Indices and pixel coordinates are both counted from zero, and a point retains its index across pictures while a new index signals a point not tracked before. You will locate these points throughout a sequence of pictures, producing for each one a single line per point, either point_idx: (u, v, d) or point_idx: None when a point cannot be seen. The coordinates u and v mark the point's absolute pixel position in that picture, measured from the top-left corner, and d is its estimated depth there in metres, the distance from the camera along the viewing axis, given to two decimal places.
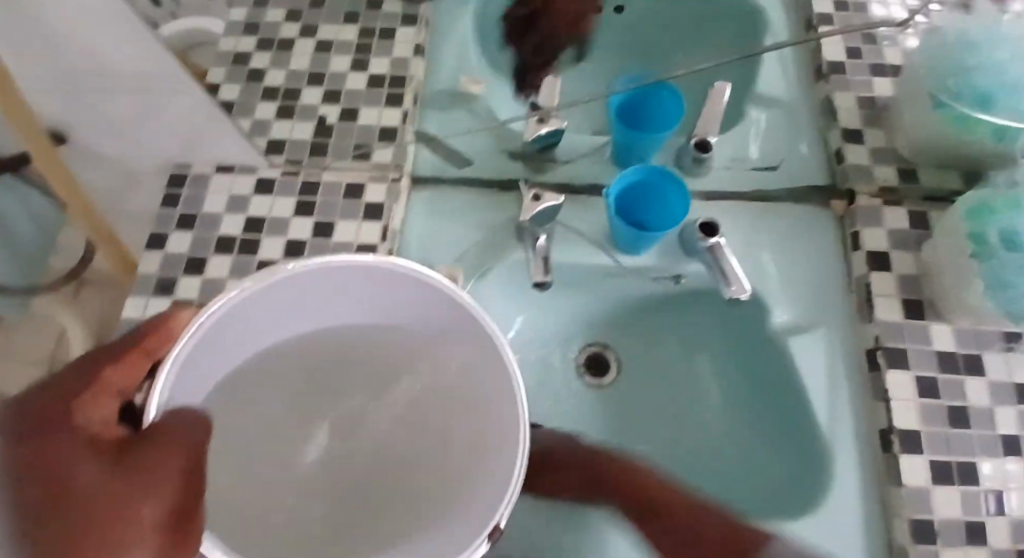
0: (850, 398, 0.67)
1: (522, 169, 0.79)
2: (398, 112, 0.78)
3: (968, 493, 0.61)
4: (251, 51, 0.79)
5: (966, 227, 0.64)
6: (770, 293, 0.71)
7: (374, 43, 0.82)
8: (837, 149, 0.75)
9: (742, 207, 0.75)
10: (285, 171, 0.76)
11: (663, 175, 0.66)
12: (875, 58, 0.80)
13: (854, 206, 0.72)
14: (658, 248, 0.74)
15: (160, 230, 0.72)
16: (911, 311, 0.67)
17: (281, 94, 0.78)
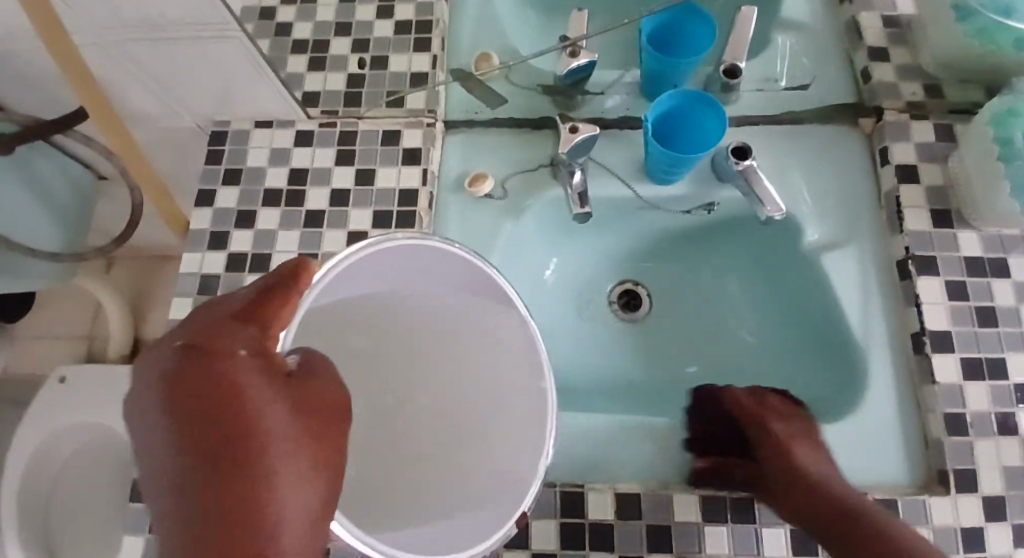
0: (884, 307, 0.70)
1: (552, 106, 0.81)
2: (427, 57, 0.79)
3: (996, 387, 0.65)
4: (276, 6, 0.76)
5: (993, 133, 0.66)
6: (802, 213, 0.74)
7: None
8: (863, 68, 0.77)
9: (770, 131, 0.77)
10: (321, 122, 0.78)
11: (700, 100, 0.68)
12: None
13: (883, 123, 0.74)
14: (690, 176, 0.76)
15: (208, 186, 0.75)
16: (940, 221, 0.70)
17: (310, 47, 0.79)
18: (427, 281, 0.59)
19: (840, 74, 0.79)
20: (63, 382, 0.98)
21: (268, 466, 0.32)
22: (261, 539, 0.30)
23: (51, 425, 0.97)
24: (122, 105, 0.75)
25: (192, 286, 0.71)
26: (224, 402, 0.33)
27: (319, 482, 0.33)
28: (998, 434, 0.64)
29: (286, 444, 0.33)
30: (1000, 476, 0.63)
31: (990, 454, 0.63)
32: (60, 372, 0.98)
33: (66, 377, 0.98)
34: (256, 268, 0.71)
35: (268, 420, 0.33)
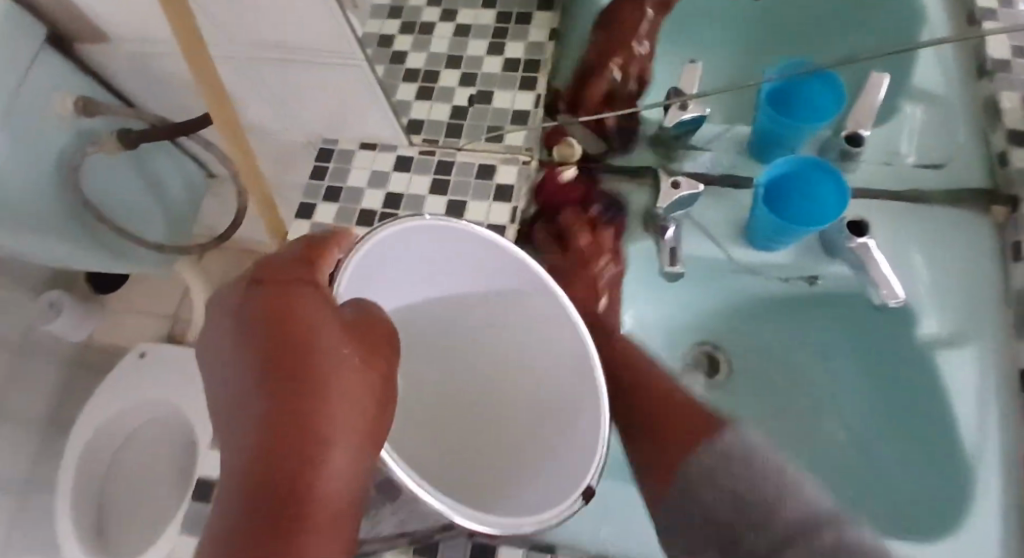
0: (1005, 417, 0.63)
1: (653, 158, 0.78)
2: (531, 96, 0.81)
3: None
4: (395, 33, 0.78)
5: None
6: (919, 300, 0.67)
7: (511, 27, 0.85)
8: (1000, 151, 0.71)
9: (892, 206, 0.71)
10: (421, 150, 0.78)
11: (816, 167, 0.64)
12: None
13: (1021, 213, 0.67)
14: (796, 246, 0.71)
15: (309, 201, 0.76)
16: None
17: (422, 76, 0.80)
18: (464, 275, 0.58)
19: (974, 155, 0.73)
20: (142, 357, 1.03)
21: (322, 368, 0.34)
22: (316, 427, 0.32)
23: (130, 401, 1.01)
24: (241, 114, 0.78)
25: None
26: (285, 400, 0.33)
27: (359, 401, 0.35)
28: None
29: (340, 431, 0.33)
30: None
31: None
32: (141, 348, 1.04)
33: (146, 353, 1.04)
34: None
35: (321, 333, 0.36)
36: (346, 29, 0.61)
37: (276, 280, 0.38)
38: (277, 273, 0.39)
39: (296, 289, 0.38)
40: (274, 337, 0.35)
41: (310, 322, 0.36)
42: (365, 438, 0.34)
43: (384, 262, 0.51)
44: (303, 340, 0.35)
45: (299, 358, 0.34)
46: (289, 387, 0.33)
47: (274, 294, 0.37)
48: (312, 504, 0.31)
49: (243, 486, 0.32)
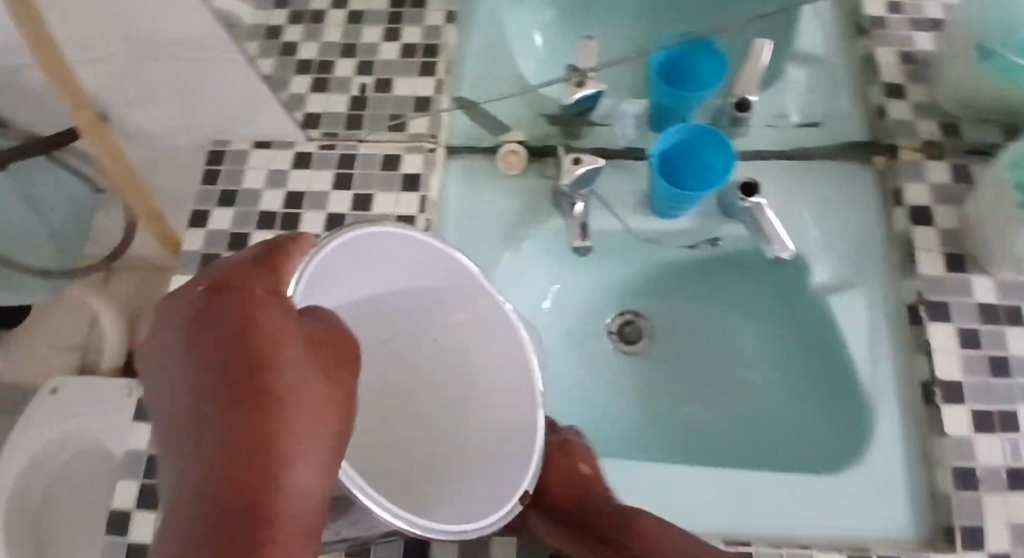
0: (892, 350, 0.68)
1: (558, 135, 0.79)
2: (432, 81, 0.78)
3: (1010, 440, 0.62)
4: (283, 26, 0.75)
5: (1014, 176, 0.62)
6: (810, 250, 0.72)
7: (405, 11, 0.82)
8: (879, 104, 0.74)
9: (781, 166, 0.75)
10: (321, 143, 0.76)
11: (707, 135, 0.66)
12: (918, 13, 0.78)
13: (897, 161, 0.71)
14: (697, 212, 0.74)
15: (203, 208, 0.74)
16: (953, 265, 0.68)
17: (315, 68, 0.78)
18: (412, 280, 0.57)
19: (852, 109, 0.76)
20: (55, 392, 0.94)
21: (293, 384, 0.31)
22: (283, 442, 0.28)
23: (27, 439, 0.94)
24: (121, 123, 0.74)
25: None
26: (253, 412, 0.29)
27: (331, 421, 0.32)
28: (1009, 490, 0.61)
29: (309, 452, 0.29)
30: (1009, 534, 0.59)
31: (999, 510, 0.60)
32: (53, 384, 0.94)
33: (59, 387, 0.93)
34: None
35: (287, 346, 0.32)
36: (212, 23, 0.59)
37: (237, 284, 0.34)
38: (236, 277, 0.35)
39: (259, 297, 0.34)
40: (231, 348, 0.31)
41: (276, 335, 0.32)
42: (330, 462, 0.31)
43: (343, 262, 0.48)
44: (273, 352, 0.31)
45: (257, 371, 0.30)
46: (251, 404, 0.29)
47: (237, 300, 0.33)
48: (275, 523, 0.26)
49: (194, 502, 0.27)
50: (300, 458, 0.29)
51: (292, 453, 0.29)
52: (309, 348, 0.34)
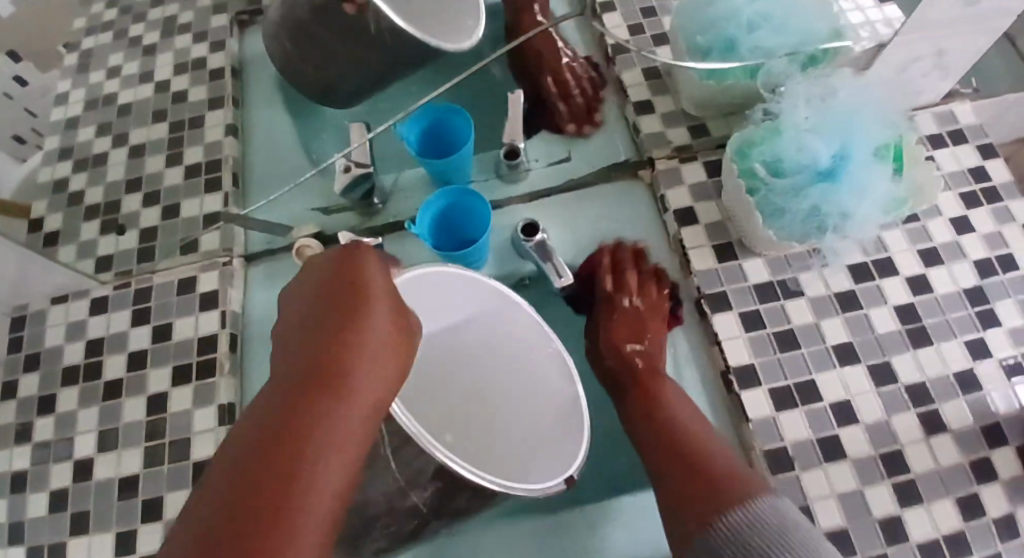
0: (690, 348, 0.72)
1: (347, 220, 0.81)
2: (219, 196, 0.81)
3: (812, 411, 0.67)
4: (83, 187, 0.84)
5: (738, 166, 0.66)
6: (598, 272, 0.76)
7: (185, 134, 0.86)
8: (633, 122, 0.79)
9: (559, 200, 0.79)
10: (116, 284, 0.77)
11: (467, 195, 0.71)
12: (656, 28, 0.84)
13: (655, 171, 0.77)
14: (494, 258, 0.78)
15: (9, 377, 0.74)
16: (724, 255, 0.72)
17: (103, 210, 0.82)
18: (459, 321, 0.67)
19: (616, 131, 0.81)
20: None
21: (338, 390, 0.39)
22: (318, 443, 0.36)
23: None
24: None
25: (2, 487, 0.69)
26: (306, 409, 0.38)
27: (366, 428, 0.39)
28: (825, 461, 0.65)
29: (347, 444, 0.38)
30: (836, 506, 0.63)
31: (822, 486, 0.64)
32: None
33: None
34: (60, 456, 0.70)
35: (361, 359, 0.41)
36: None
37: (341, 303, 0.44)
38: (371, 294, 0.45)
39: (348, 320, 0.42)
40: (319, 359, 0.40)
41: (352, 349, 0.41)
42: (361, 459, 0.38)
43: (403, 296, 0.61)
44: (338, 352, 0.41)
45: (328, 383, 0.39)
46: (312, 414, 0.37)
47: (343, 327, 0.42)
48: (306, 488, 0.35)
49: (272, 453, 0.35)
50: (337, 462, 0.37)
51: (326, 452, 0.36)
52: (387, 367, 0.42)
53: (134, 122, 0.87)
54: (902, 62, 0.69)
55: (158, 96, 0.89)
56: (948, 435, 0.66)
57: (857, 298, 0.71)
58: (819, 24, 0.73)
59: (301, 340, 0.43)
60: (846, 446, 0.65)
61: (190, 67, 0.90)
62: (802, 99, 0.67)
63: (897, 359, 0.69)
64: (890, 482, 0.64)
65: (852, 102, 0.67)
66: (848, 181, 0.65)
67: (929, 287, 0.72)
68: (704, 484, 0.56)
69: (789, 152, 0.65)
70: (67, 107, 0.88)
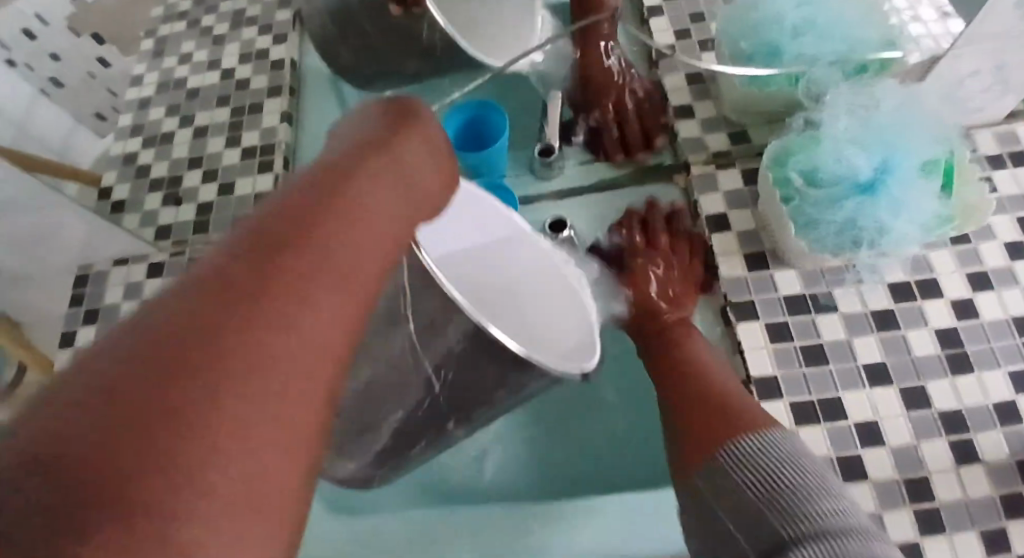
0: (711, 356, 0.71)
1: None
2: (270, 176, 0.87)
3: (834, 429, 0.65)
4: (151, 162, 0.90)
5: (772, 175, 0.66)
6: None
7: (245, 118, 0.92)
8: (672, 126, 0.80)
9: (591, 199, 0.80)
10: (172, 252, 0.83)
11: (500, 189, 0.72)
12: (703, 34, 0.84)
13: (691, 176, 0.76)
14: None
15: (69, 329, 0.80)
16: (755, 263, 0.71)
17: (166, 183, 0.88)
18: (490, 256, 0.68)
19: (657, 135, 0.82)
20: None
21: (330, 233, 0.32)
22: (293, 298, 0.29)
23: None
24: None
25: None
26: (293, 243, 0.30)
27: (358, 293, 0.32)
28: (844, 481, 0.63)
29: (326, 316, 0.30)
30: None
31: None
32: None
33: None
34: None
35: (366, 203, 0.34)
36: None
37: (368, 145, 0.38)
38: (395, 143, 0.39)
39: (366, 162, 0.36)
40: (319, 192, 0.34)
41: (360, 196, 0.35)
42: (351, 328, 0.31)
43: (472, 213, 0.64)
44: (344, 195, 0.34)
45: (316, 219, 0.32)
46: (293, 250, 0.30)
47: (354, 168, 0.36)
48: (248, 350, 0.26)
49: (226, 287, 0.28)
50: (314, 317, 0.29)
51: (308, 311, 0.29)
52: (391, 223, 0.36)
53: (200, 106, 0.94)
54: (957, 76, 0.66)
55: (225, 83, 0.95)
56: (978, 466, 0.62)
57: (895, 319, 0.69)
58: (864, 32, 0.72)
59: (323, 166, 0.37)
60: (868, 468, 0.63)
61: (255, 57, 0.97)
62: (844, 109, 0.65)
63: (932, 385, 0.66)
64: (911, 508, 0.62)
65: (898, 115, 0.64)
66: (889, 196, 0.62)
67: (976, 312, 0.69)
68: (714, 417, 0.56)
69: (826, 162, 0.64)
70: (144, 89, 0.95)
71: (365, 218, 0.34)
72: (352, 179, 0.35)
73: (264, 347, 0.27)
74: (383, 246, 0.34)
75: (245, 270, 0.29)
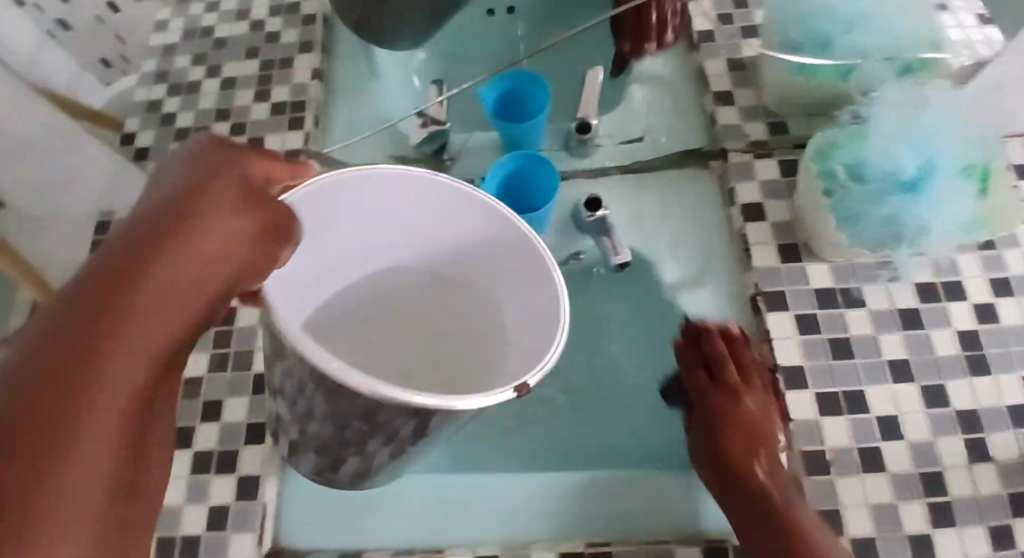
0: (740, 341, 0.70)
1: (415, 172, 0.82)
2: (300, 135, 0.85)
3: (856, 420, 0.66)
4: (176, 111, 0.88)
5: (817, 167, 0.66)
6: (655, 254, 0.77)
7: (274, 73, 0.89)
8: (710, 112, 0.79)
9: (624, 179, 0.79)
10: None
11: (538, 162, 0.72)
12: (745, 21, 0.84)
13: (727, 163, 0.76)
14: (554, 229, 0.80)
15: None
16: (788, 255, 0.71)
17: (192, 133, 0.86)
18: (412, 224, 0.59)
19: (691, 122, 0.81)
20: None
21: (129, 326, 0.30)
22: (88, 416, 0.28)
23: None
24: None
25: None
26: (94, 353, 0.29)
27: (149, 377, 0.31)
28: (863, 471, 0.65)
29: (119, 420, 0.29)
30: (868, 514, 0.63)
31: (856, 493, 0.64)
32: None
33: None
34: None
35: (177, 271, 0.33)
36: None
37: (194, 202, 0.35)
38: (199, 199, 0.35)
39: (189, 223, 0.34)
40: (108, 275, 0.31)
41: (165, 263, 0.32)
42: (136, 425, 0.30)
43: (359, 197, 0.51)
44: (141, 269, 0.32)
45: (114, 309, 0.30)
46: (68, 372, 0.28)
47: (170, 227, 0.33)
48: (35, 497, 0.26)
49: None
50: (102, 432, 0.28)
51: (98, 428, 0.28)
52: (206, 287, 0.34)
53: (228, 57, 0.91)
54: (1003, 80, 0.68)
55: (253, 35, 0.93)
56: (992, 465, 0.64)
57: (920, 318, 0.70)
58: (914, 30, 0.72)
59: (142, 222, 0.34)
60: (887, 460, 0.65)
61: (285, 10, 0.94)
62: (894, 105, 0.66)
63: (951, 383, 0.68)
64: (924, 500, 0.63)
65: (945, 115, 0.65)
66: (931, 196, 0.63)
67: (996, 316, 0.70)
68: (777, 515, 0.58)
69: (872, 158, 0.64)
70: (170, 36, 0.93)
71: (169, 290, 0.32)
72: (174, 249, 0.33)
73: (98, 412, 0.28)
74: (168, 334, 0.32)
75: (41, 373, 0.28)
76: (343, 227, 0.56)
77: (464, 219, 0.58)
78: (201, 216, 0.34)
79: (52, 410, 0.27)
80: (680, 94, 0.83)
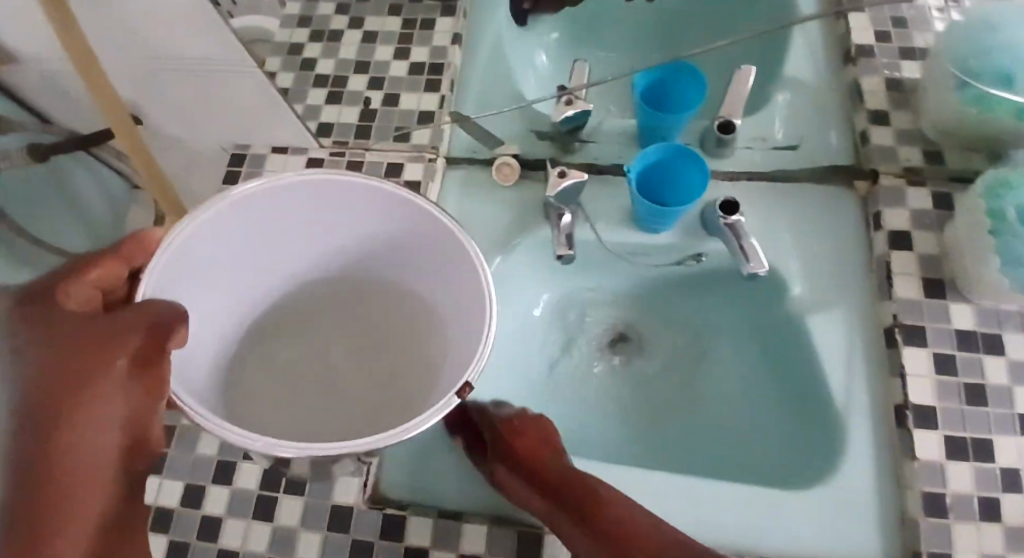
0: (866, 369, 0.69)
1: (549, 150, 0.83)
2: (435, 97, 0.84)
3: (981, 468, 0.63)
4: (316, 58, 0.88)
5: (984, 204, 0.64)
6: (788, 270, 0.73)
7: (415, 33, 0.89)
8: (862, 130, 0.76)
9: (762, 186, 0.77)
10: (332, 151, 0.82)
11: (684, 155, 0.69)
12: (904, 42, 0.80)
13: (877, 186, 0.73)
14: (680, 226, 0.76)
15: None
16: (931, 290, 0.69)
17: (331, 81, 0.86)
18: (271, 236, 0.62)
19: (839, 135, 0.78)
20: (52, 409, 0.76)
21: (65, 437, 0.40)
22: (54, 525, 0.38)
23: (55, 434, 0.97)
24: None
25: None
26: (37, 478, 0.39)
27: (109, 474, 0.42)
28: (980, 519, 0.62)
29: (87, 507, 0.40)
30: None
31: (969, 541, 0.61)
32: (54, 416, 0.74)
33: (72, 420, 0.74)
34: None
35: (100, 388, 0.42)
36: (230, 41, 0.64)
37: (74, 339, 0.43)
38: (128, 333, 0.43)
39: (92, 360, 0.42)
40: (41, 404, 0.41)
41: (93, 388, 0.41)
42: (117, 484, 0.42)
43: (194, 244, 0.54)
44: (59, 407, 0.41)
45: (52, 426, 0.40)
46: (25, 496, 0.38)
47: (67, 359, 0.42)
48: None
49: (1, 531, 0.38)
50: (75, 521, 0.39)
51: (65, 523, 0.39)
52: (138, 399, 0.43)
53: (372, 12, 0.91)
54: None
55: None
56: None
57: None
58: None
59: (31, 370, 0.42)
60: (1005, 511, 0.62)
61: None
62: None
63: None
64: None
65: None
66: None
67: None
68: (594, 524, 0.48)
69: None
70: None
71: (95, 420, 0.41)
72: (69, 377, 0.41)
73: (71, 515, 0.39)
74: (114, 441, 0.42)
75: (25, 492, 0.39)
76: (226, 269, 0.61)
77: (310, 231, 0.64)
78: (96, 344, 0.43)
79: (54, 429, 0.40)
80: (829, 107, 0.81)
